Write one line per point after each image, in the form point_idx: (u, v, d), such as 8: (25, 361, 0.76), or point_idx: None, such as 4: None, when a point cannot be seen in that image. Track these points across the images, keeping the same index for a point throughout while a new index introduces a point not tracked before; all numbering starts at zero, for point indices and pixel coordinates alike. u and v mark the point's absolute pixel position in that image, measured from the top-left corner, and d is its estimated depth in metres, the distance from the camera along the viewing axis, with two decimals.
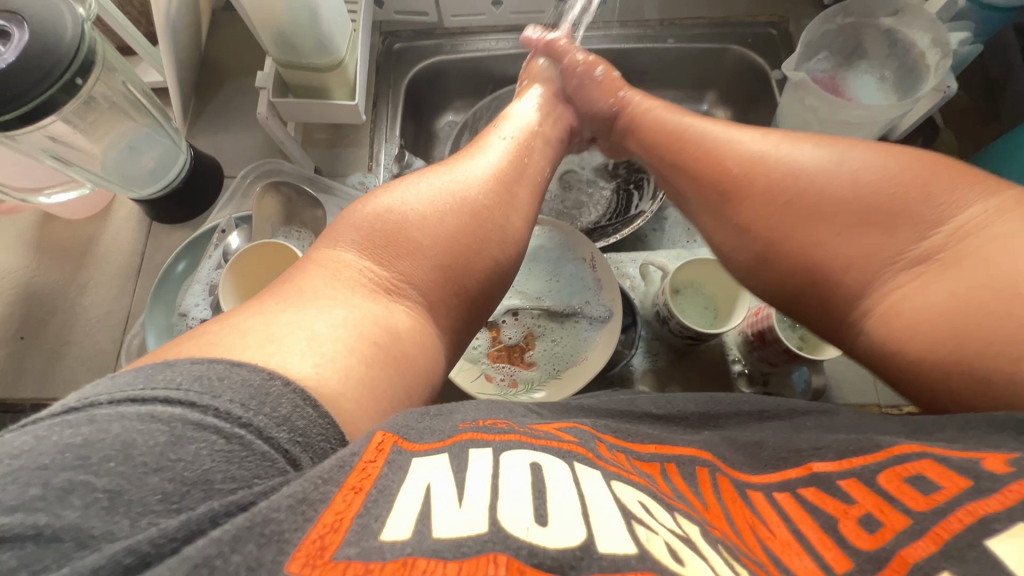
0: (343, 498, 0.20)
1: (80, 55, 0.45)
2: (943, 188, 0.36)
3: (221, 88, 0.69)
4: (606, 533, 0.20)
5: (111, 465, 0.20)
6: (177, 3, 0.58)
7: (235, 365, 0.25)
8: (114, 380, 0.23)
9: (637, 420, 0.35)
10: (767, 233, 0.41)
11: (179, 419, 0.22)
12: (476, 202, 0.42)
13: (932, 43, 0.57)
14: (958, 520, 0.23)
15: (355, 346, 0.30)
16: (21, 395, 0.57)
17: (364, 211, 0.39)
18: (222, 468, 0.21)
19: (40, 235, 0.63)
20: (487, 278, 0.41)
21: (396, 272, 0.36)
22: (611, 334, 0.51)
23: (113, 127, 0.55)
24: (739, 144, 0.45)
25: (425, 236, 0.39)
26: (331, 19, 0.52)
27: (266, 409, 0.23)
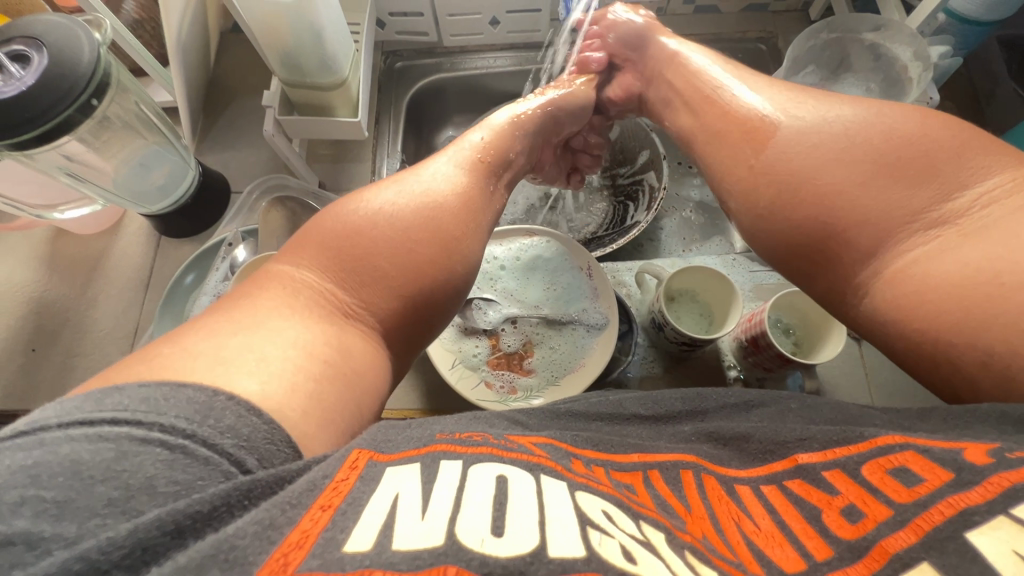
0: (310, 517, 0.21)
1: (96, 78, 0.47)
2: (978, 152, 0.35)
3: (228, 107, 0.72)
4: (559, 536, 0.21)
5: (58, 479, 0.21)
6: (187, 27, 0.61)
7: (180, 385, 0.25)
8: (62, 404, 0.23)
9: (623, 421, 0.38)
10: (784, 177, 0.40)
11: (125, 436, 0.22)
12: (439, 218, 0.42)
13: (914, 56, 0.59)
14: (939, 512, 0.24)
15: (305, 364, 0.31)
16: (30, 406, 0.58)
17: (330, 226, 0.39)
18: (165, 475, 0.22)
19: (52, 249, 0.64)
20: (446, 299, 0.41)
21: (355, 297, 0.37)
22: (609, 339, 0.53)
23: (125, 146, 0.57)
24: (775, 90, 0.44)
25: (387, 259, 0.39)
26: (335, 41, 0.54)
27: (210, 421, 0.24)
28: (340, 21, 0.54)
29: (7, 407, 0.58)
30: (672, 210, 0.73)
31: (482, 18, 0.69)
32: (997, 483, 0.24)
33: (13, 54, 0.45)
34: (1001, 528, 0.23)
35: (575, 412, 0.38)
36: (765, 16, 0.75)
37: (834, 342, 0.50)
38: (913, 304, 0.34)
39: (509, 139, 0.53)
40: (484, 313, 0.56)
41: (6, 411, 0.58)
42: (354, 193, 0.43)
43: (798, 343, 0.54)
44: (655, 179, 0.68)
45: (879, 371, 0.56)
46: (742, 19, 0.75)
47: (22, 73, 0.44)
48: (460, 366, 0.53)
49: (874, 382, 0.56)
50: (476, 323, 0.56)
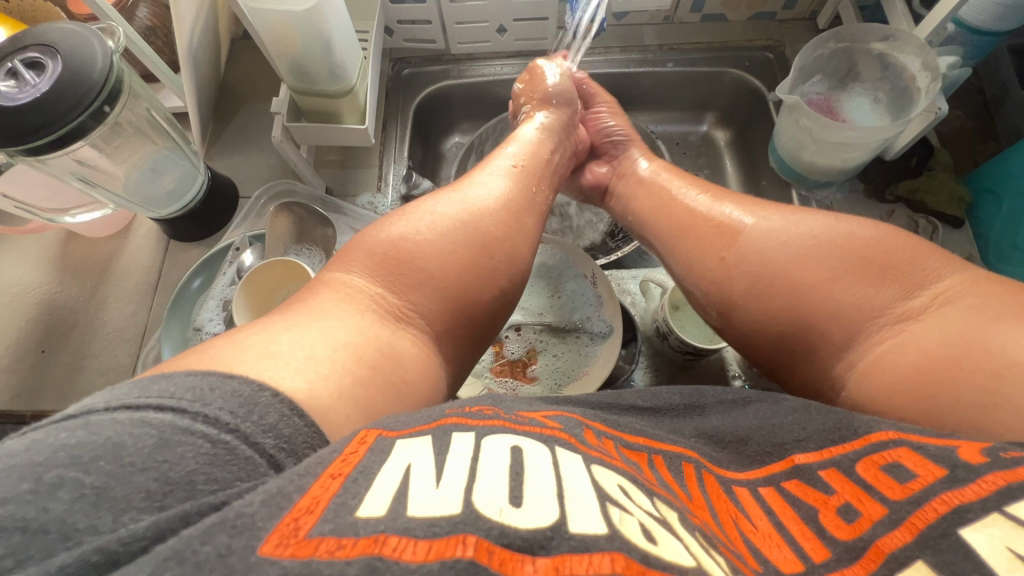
0: (321, 485, 0.22)
1: (109, 85, 0.47)
2: (930, 264, 0.40)
3: (238, 112, 0.72)
4: (579, 514, 0.20)
5: (100, 464, 0.21)
6: (199, 34, 0.62)
7: (226, 377, 0.27)
8: (112, 394, 0.25)
9: (626, 410, 0.38)
10: (758, 270, 0.43)
11: (168, 424, 0.23)
12: (485, 229, 0.44)
13: (923, 67, 0.58)
14: (933, 510, 0.25)
15: (354, 366, 0.33)
16: (39, 407, 0.59)
17: (379, 236, 0.42)
18: (204, 470, 0.22)
19: (64, 252, 0.65)
20: (492, 302, 0.43)
21: (406, 301, 0.39)
22: (612, 348, 0.53)
23: (137, 151, 0.58)
24: (728, 195, 0.50)
25: (435, 266, 0.41)
26: (343, 49, 0.54)
27: (254, 417, 0.25)
28: (348, 29, 0.55)
29: (17, 408, 0.59)
30: None
31: (489, 26, 0.70)
32: (992, 482, 0.25)
33: (28, 62, 0.46)
34: (996, 525, 0.23)
35: (588, 402, 0.38)
36: (772, 24, 0.75)
37: None
38: (887, 395, 0.37)
39: (545, 159, 0.55)
40: None
41: (18, 412, 0.59)
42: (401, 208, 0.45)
43: None
44: None
45: None
46: (749, 28, 0.75)
47: (38, 80, 0.45)
48: None
49: None
50: None
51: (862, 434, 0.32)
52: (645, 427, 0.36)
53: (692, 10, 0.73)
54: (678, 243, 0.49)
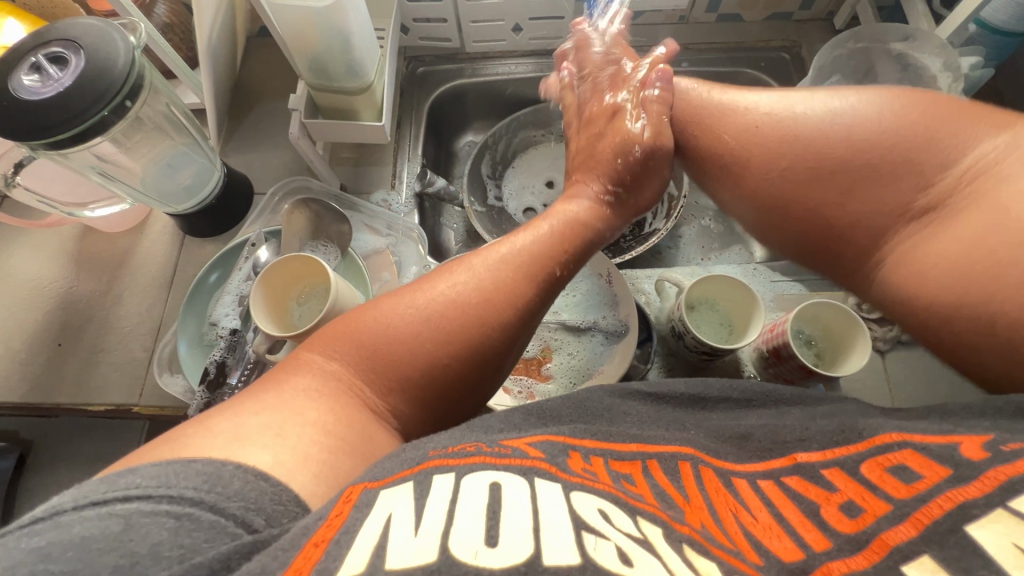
0: (304, 555, 0.21)
1: (131, 80, 0.48)
2: (949, 131, 0.37)
3: (253, 109, 0.73)
4: (552, 544, 0.20)
5: (69, 554, 0.21)
6: (218, 30, 0.62)
7: (190, 459, 0.25)
8: (79, 487, 0.24)
9: (627, 397, 0.39)
10: (779, 201, 0.43)
11: (135, 512, 0.23)
12: (486, 320, 0.38)
13: (944, 67, 0.58)
14: (938, 507, 0.25)
15: (325, 442, 0.29)
16: (56, 401, 0.59)
17: (373, 322, 0.36)
18: (171, 540, 0.22)
19: (80, 247, 0.66)
20: (479, 392, 0.39)
21: (385, 405, 0.34)
22: (629, 348, 0.52)
23: (155, 147, 0.58)
24: (742, 106, 0.46)
25: (422, 366, 0.36)
26: (363, 45, 0.55)
27: (219, 488, 0.24)
28: (367, 27, 0.55)
29: (33, 400, 0.59)
30: (691, 218, 0.74)
31: (505, 24, 0.70)
32: (994, 477, 0.25)
33: (52, 56, 0.47)
34: (1000, 521, 0.23)
35: (580, 405, 0.38)
36: (789, 25, 0.75)
37: (860, 352, 0.50)
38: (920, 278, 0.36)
39: (584, 225, 0.47)
40: None
41: (34, 405, 0.59)
42: (398, 288, 0.39)
43: (819, 355, 0.53)
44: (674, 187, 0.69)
45: (904, 388, 0.55)
46: (765, 28, 0.75)
47: (61, 75, 0.46)
48: None
49: (898, 399, 0.55)
50: None
51: (865, 436, 0.31)
52: (639, 427, 0.36)
53: (709, 10, 0.73)
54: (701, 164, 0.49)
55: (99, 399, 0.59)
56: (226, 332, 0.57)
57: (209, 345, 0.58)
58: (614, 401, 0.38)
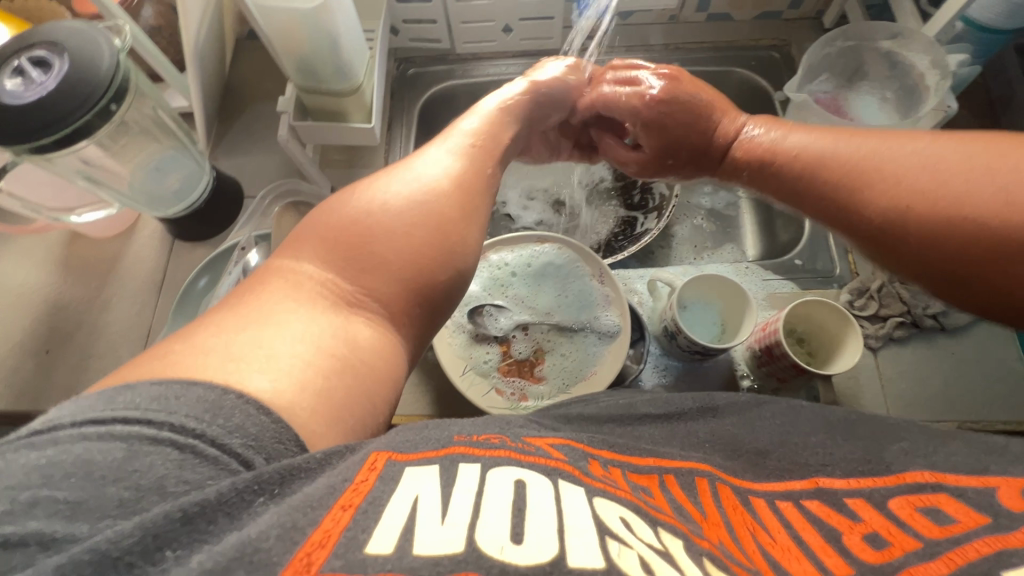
0: (332, 517, 0.21)
1: (115, 83, 0.47)
2: None
3: (243, 112, 0.72)
4: (579, 547, 0.20)
5: (72, 480, 0.20)
6: (205, 32, 0.62)
7: (190, 383, 0.24)
8: (76, 403, 0.22)
9: (638, 420, 0.37)
10: (950, 273, 0.37)
11: (135, 436, 0.22)
12: (446, 197, 0.37)
13: (932, 65, 0.58)
14: (975, 550, 0.25)
15: (317, 362, 0.27)
16: (43, 408, 0.59)
17: (329, 218, 0.34)
18: (174, 474, 0.21)
19: (68, 252, 0.65)
20: (460, 279, 0.36)
21: (360, 285, 0.32)
22: (620, 349, 0.53)
23: (142, 150, 0.58)
24: (862, 172, 0.40)
25: (383, 244, 0.33)
26: (350, 47, 0.54)
27: (220, 420, 0.23)
28: (355, 29, 0.55)
29: (21, 407, 0.58)
30: (683, 217, 0.74)
31: (495, 25, 0.70)
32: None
33: (35, 60, 0.46)
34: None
35: (586, 414, 0.37)
36: (778, 24, 0.75)
37: (851, 351, 0.50)
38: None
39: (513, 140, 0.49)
40: (495, 320, 0.55)
41: (23, 412, 0.58)
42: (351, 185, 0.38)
43: (812, 354, 0.53)
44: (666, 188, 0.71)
45: (897, 383, 0.55)
46: (755, 27, 0.75)
47: (44, 78, 0.45)
48: (471, 372, 0.52)
49: (891, 395, 0.55)
50: (487, 330, 0.55)
51: (894, 470, 0.31)
52: (653, 444, 0.35)
53: (698, 10, 0.73)
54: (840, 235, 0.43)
55: None
56: None
57: None
58: (623, 424, 0.37)
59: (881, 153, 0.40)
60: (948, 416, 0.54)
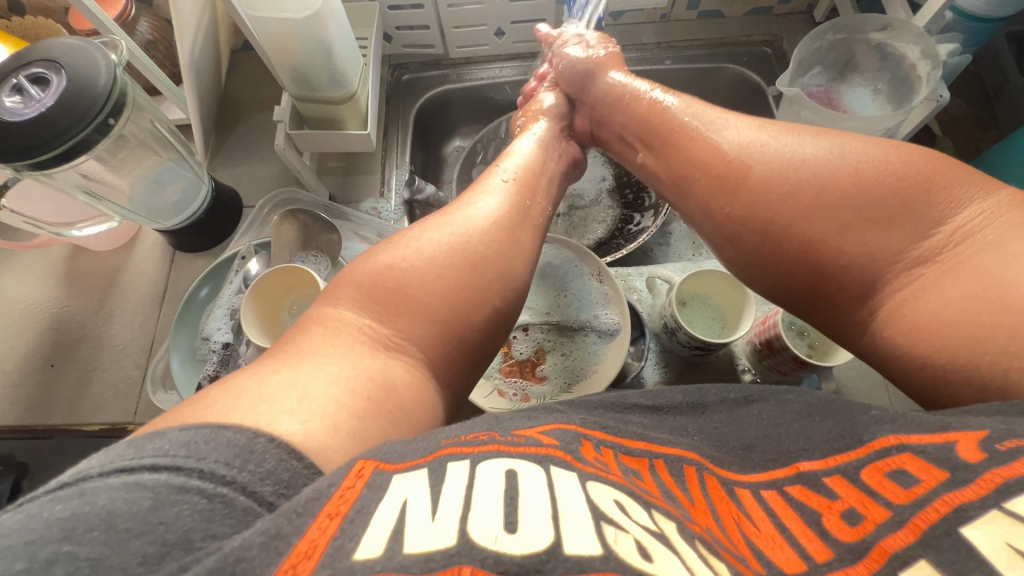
0: (318, 526, 0.21)
1: (113, 98, 0.48)
2: (944, 184, 0.36)
3: (240, 122, 0.73)
4: (574, 532, 0.20)
5: (94, 534, 0.20)
6: (200, 45, 0.62)
7: (220, 427, 0.24)
8: (105, 453, 0.23)
9: (626, 410, 0.38)
10: (765, 225, 0.40)
11: (163, 484, 0.22)
12: (476, 249, 0.41)
13: (923, 55, 0.58)
14: (935, 511, 0.25)
15: (351, 403, 0.30)
16: (50, 421, 0.59)
17: (366, 267, 0.39)
18: (202, 527, 0.21)
19: (70, 266, 0.66)
20: (487, 328, 0.39)
21: (395, 329, 0.36)
22: (621, 346, 0.52)
23: (139, 163, 0.58)
24: (761, 167, 0.41)
25: (418, 288, 0.38)
26: (344, 55, 0.55)
27: (251, 466, 0.23)
28: (349, 37, 0.55)
29: (27, 422, 0.59)
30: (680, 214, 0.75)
31: (488, 29, 0.70)
32: (990, 479, 0.25)
33: (33, 77, 0.47)
34: (994, 522, 0.24)
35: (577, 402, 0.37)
36: (769, 19, 0.76)
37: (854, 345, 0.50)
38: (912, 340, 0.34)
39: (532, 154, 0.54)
40: None
41: (28, 426, 0.59)
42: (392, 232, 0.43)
43: (812, 347, 0.53)
44: None
45: None
46: (746, 23, 0.75)
47: (43, 95, 0.46)
48: None
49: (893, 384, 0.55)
50: None
51: (865, 441, 0.31)
52: (643, 429, 0.35)
53: (688, 7, 0.74)
54: (744, 239, 0.42)
55: (94, 418, 0.59)
56: (218, 345, 0.56)
57: (201, 360, 0.58)
58: (610, 412, 0.36)
59: (765, 147, 0.42)
60: None
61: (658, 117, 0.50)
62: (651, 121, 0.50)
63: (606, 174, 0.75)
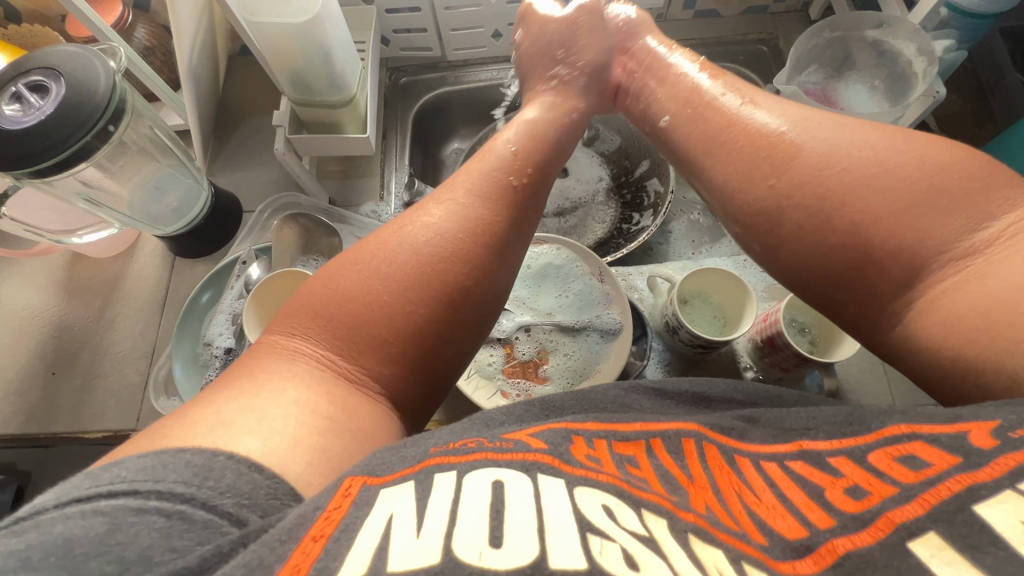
0: (302, 551, 0.21)
1: (113, 104, 0.48)
2: (1006, 181, 0.33)
3: (239, 127, 0.73)
4: (559, 546, 0.21)
5: (51, 561, 0.20)
6: (197, 51, 0.62)
7: (177, 450, 0.25)
8: (63, 485, 0.23)
9: (633, 391, 0.40)
10: (811, 201, 0.37)
11: (120, 508, 0.22)
12: (449, 275, 0.37)
13: (918, 52, 0.59)
14: (947, 489, 0.24)
15: (311, 424, 0.29)
16: (52, 429, 0.59)
17: (326, 294, 0.36)
18: (161, 544, 0.22)
19: (70, 274, 0.66)
20: (455, 354, 0.38)
21: (354, 366, 0.34)
22: (624, 345, 0.53)
23: (139, 170, 0.59)
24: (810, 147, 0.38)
25: (382, 321, 0.35)
26: (343, 59, 0.55)
27: (209, 482, 0.24)
28: (348, 42, 0.55)
29: (29, 430, 0.59)
30: (679, 213, 0.75)
31: (485, 31, 0.71)
32: (1003, 463, 0.24)
33: (31, 85, 0.46)
34: (1009, 501, 0.23)
35: (583, 396, 0.38)
36: (765, 18, 0.76)
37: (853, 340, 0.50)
38: (942, 335, 0.32)
39: (554, 142, 0.50)
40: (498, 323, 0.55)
41: (29, 435, 0.59)
42: (355, 246, 0.39)
43: (814, 343, 0.53)
44: (660, 186, 0.70)
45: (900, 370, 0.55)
46: (742, 22, 0.76)
47: (42, 103, 0.46)
48: (476, 376, 0.52)
49: (893, 381, 0.55)
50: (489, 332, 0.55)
51: (875, 429, 0.31)
52: (645, 415, 0.36)
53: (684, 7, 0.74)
54: (786, 214, 0.38)
55: (96, 425, 0.59)
56: (221, 350, 0.56)
57: (203, 365, 0.57)
58: (618, 393, 0.39)
59: (819, 128, 0.39)
60: None
61: (698, 100, 0.46)
62: (689, 103, 0.47)
63: (604, 175, 0.76)
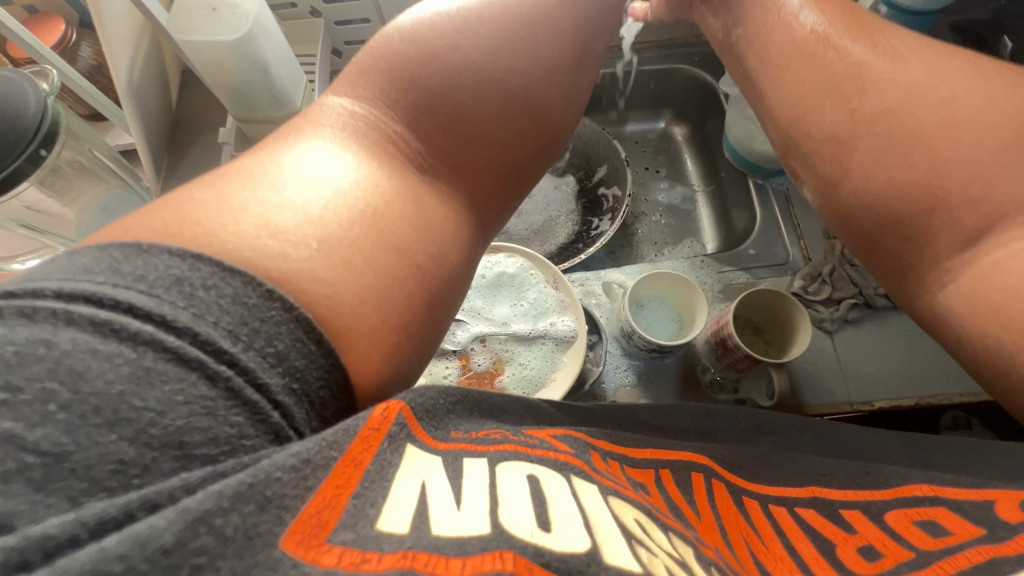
0: (343, 471, 0.20)
1: (45, 127, 0.47)
2: None
3: (190, 145, 0.71)
4: (613, 546, 0.20)
5: (52, 412, 0.16)
6: (139, 70, 0.61)
7: (226, 271, 0.21)
8: (67, 266, 0.20)
9: (637, 424, 0.38)
10: (906, 140, 0.37)
11: (150, 345, 0.18)
12: (530, 64, 0.37)
13: None
14: (967, 558, 0.26)
15: (375, 251, 0.26)
16: None
17: (404, 53, 0.33)
18: (200, 425, 0.18)
19: None
20: (522, 158, 0.37)
21: (430, 148, 0.32)
22: (578, 352, 0.53)
23: (85, 192, 0.58)
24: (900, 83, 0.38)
25: (464, 98, 0.34)
26: (282, 73, 0.54)
27: (258, 343, 0.20)
28: (287, 54, 0.55)
29: None
30: (642, 215, 0.76)
31: None
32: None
33: None
34: None
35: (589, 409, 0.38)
36: None
37: (804, 335, 0.50)
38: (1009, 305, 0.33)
39: None
40: (452, 334, 0.54)
41: None
42: (430, 9, 0.35)
43: (769, 342, 0.54)
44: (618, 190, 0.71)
45: (857, 364, 0.56)
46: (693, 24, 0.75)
47: None
48: None
49: (850, 376, 0.55)
50: (444, 344, 0.54)
51: (892, 484, 0.33)
52: (652, 434, 0.37)
53: None
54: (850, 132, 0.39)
55: None
56: None
57: None
58: (625, 411, 0.39)
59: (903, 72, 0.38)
60: (906, 394, 0.54)
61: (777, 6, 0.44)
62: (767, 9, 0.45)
63: (567, 181, 0.76)
